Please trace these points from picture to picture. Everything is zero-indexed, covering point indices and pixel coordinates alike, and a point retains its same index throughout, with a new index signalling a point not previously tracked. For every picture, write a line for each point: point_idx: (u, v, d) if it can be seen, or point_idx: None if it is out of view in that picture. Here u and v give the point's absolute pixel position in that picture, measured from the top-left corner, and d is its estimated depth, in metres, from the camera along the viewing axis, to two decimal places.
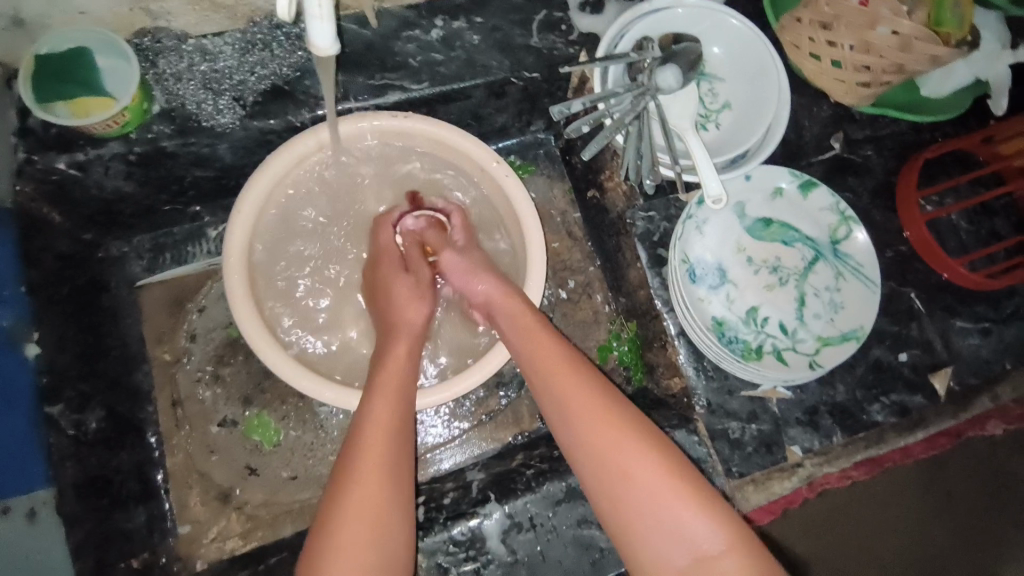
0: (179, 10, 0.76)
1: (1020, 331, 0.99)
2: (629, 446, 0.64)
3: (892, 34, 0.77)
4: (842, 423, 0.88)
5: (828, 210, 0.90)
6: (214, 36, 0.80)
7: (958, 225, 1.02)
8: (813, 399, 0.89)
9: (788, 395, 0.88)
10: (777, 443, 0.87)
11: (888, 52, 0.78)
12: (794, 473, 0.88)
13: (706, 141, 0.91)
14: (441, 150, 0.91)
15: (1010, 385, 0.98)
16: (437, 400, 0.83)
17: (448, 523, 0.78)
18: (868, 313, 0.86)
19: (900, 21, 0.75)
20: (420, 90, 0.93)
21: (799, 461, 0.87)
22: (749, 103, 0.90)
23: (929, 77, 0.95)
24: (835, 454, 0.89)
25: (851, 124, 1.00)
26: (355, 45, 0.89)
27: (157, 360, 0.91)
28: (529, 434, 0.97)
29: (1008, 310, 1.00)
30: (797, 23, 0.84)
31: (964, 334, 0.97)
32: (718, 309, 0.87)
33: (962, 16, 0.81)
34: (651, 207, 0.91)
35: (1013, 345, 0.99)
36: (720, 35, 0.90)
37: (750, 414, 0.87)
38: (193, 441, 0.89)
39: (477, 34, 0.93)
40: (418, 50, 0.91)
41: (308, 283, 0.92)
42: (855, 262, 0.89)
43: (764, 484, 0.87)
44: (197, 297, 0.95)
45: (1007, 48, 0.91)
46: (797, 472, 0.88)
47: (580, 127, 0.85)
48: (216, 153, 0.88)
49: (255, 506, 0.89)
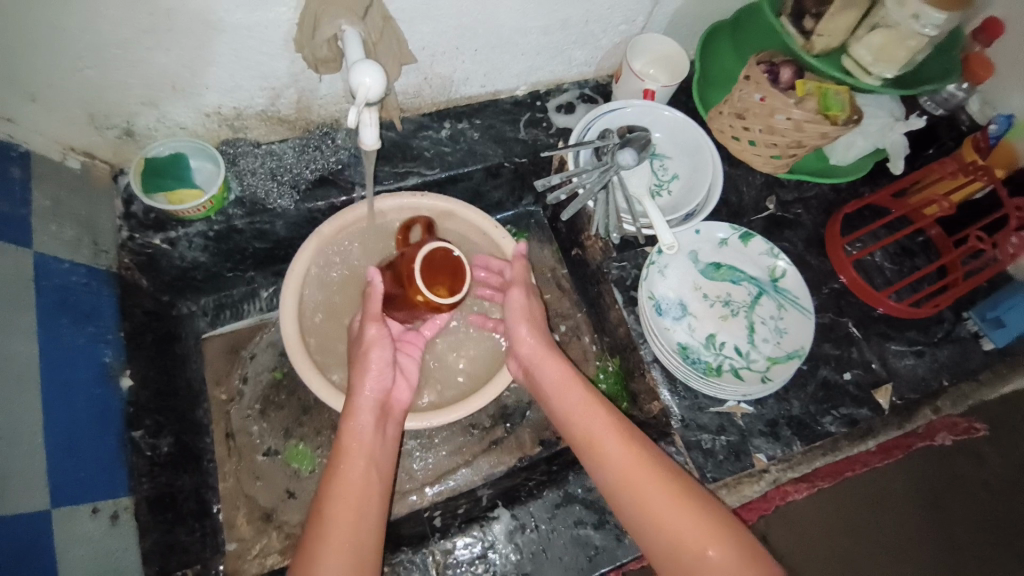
0: (255, 125, 1.04)
1: (952, 352, 1.16)
2: (674, 502, 0.78)
3: (787, 120, 1.04)
4: (799, 433, 1.02)
5: (766, 256, 1.11)
6: (279, 143, 1.07)
7: (883, 265, 1.23)
8: (773, 413, 1.04)
9: (750, 410, 1.03)
10: (744, 452, 1.00)
11: (788, 133, 1.06)
12: (761, 478, 1.01)
13: (661, 203, 1.15)
14: (451, 220, 1.14)
15: (948, 399, 1.13)
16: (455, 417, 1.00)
17: (462, 528, 0.91)
18: (807, 335, 1.04)
19: (791, 111, 1.02)
20: (433, 174, 1.18)
21: (765, 467, 1.01)
22: (692, 173, 1.15)
23: (835, 148, 1.21)
24: (795, 460, 1.03)
25: (780, 189, 1.25)
26: (383, 143, 1.16)
27: (215, 399, 1.09)
28: (530, 457, 1.09)
29: (938, 335, 1.17)
30: (720, 115, 1.16)
31: (900, 356, 1.13)
32: (684, 337, 1.05)
33: (844, 102, 1.04)
34: (623, 258, 1.12)
35: (947, 364, 1.15)
36: (660, 124, 1.17)
37: (719, 427, 1.01)
38: (242, 468, 1.05)
39: (477, 132, 1.21)
40: (431, 145, 1.18)
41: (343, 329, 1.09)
42: (793, 295, 1.08)
43: (735, 488, 1.01)
44: (251, 344, 1.14)
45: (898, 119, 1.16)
46: (764, 476, 1.01)
47: (559, 195, 1.07)
48: (274, 229, 1.10)
49: (293, 525, 1.02)
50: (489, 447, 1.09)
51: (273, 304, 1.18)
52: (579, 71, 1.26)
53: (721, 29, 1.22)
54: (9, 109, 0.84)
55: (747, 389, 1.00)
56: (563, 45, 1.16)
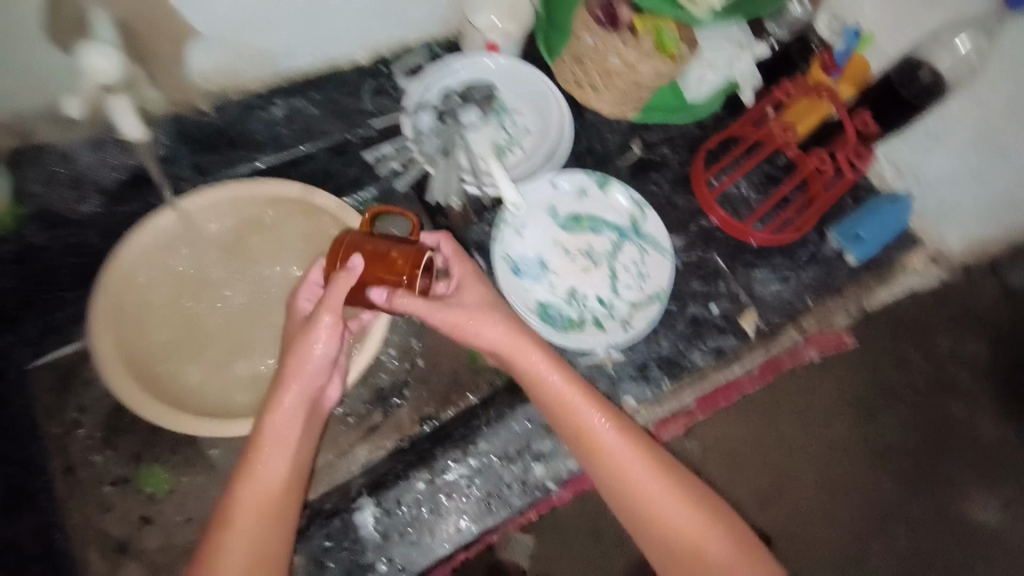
0: (35, 125, 0.90)
1: (817, 272, 1.18)
2: (675, 499, 0.77)
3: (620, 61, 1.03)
4: (668, 373, 1.05)
5: (626, 201, 1.08)
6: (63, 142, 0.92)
7: (748, 195, 1.22)
8: (644, 357, 1.04)
9: (619, 358, 1.03)
10: (615, 398, 1.01)
11: (619, 74, 1.06)
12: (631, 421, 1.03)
13: (513, 160, 1.11)
14: (297, 207, 1.05)
15: (812, 317, 1.16)
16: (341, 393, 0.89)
17: (328, 517, 0.94)
18: (665, 277, 1.04)
19: (620, 50, 1.02)
20: (268, 160, 1.11)
21: (635, 410, 1.03)
22: (541, 126, 1.12)
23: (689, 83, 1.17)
24: (665, 399, 1.05)
25: (645, 132, 1.23)
26: (204, 130, 1.05)
27: (51, 434, 1.00)
28: (411, 439, 1.01)
29: (803, 257, 1.19)
30: (564, 64, 1.13)
31: (766, 282, 1.15)
32: (545, 297, 1.03)
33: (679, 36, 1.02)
34: (484, 221, 1.10)
35: (811, 284, 1.17)
36: (503, 75, 1.13)
37: (590, 378, 1.01)
38: (88, 502, 0.98)
39: (315, 107, 1.13)
40: (265, 127, 1.09)
41: (180, 333, 1.04)
42: (653, 238, 1.07)
43: None
44: (87, 369, 1.05)
45: (743, 50, 1.13)
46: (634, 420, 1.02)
47: (389, 163, 1.15)
48: (88, 240, 1.01)
49: (152, 552, 0.96)
50: (367, 434, 1.01)
51: None
52: (421, 29, 1.17)
53: None
54: None
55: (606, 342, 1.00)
56: (394, 4, 1.08)
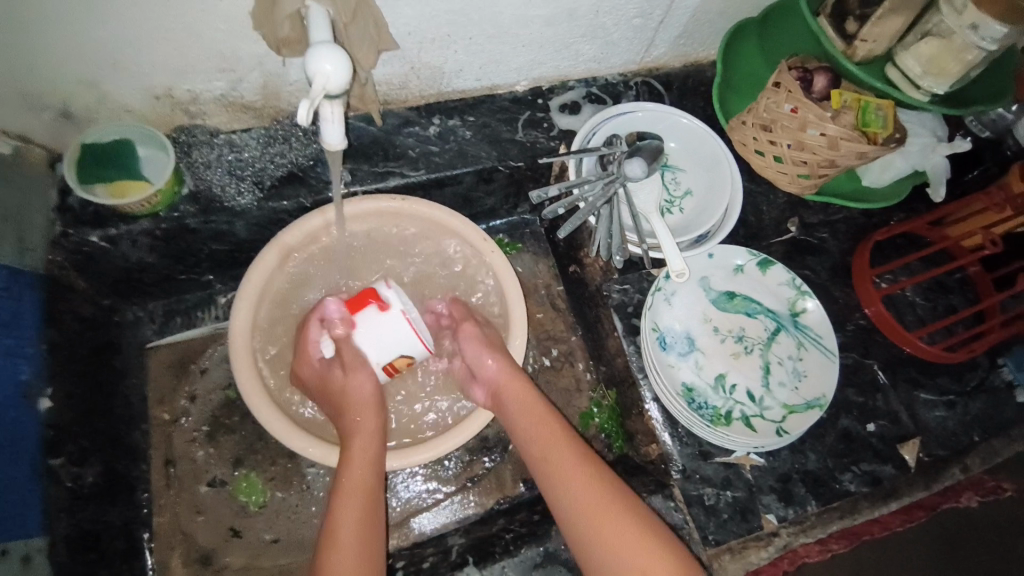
0: (600, 228, 0.86)
1: (990, 403, 0.92)
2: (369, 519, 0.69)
3: (822, 135, 0.77)
4: (815, 491, 0.81)
5: (795, 398, 0.81)
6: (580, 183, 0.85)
7: (887, 390, 0.90)
8: (786, 466, 0.82)
9: (761, 461, 0.81)
10: (753, 509, 0.79)
11: (821, 150, 0.78)
12: (770, 543, 0.79)
13: (725, 277, 0.87)
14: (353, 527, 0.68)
15: (978, 456, 0.90)
16: (752, 426, 0.80)
17: (518, 546, 0.74)
18: (830, 382, 0.81)
19: (827, 123, 0.75)
20: (744, 279, 0.87)
21: (776, 530, 0.79)
22: (786, 348, 0.84)
23: (767, 262, 0.88)
24: (811, 523, 0.81)
25: (905, 549, 0.89)
26: (737, 235, 0.97)
27: (157, 420, 0.88)
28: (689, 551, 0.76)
29: (971, 383, 0.93)
30: (743, 125, 0.87)
31: (929, 405, 0.90)
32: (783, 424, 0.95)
33: (886, 117, 0.82)
34: (776, 319, 0.86)
35: (982, 418, 0.91)
36: (750, 280, 0.87)
37: (737, 494, 0.80)
38: (213, 387, 0.91)
39: (823, 272, 0.97)
40: (817, 258, 0.98)
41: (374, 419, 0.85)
42: (815, 333, 0.85)
43: (741, 554, 0.78)
44: (338, 263, 0.89)
45: (942, 141, 0.91)
46: (775, 541, 0.79)
47: (730, 399, 0.82)
48: (458, 178, 0.95)
49: (233, 475, 0.87)
50: (465, 486, 0.90)
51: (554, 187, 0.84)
52: (704, 317, 0.86)
53: (792, 331, 0.85)
54: (394, 157, 0.91)
55: (755, 324, 0.86)
56: (736, 323, 0.86)
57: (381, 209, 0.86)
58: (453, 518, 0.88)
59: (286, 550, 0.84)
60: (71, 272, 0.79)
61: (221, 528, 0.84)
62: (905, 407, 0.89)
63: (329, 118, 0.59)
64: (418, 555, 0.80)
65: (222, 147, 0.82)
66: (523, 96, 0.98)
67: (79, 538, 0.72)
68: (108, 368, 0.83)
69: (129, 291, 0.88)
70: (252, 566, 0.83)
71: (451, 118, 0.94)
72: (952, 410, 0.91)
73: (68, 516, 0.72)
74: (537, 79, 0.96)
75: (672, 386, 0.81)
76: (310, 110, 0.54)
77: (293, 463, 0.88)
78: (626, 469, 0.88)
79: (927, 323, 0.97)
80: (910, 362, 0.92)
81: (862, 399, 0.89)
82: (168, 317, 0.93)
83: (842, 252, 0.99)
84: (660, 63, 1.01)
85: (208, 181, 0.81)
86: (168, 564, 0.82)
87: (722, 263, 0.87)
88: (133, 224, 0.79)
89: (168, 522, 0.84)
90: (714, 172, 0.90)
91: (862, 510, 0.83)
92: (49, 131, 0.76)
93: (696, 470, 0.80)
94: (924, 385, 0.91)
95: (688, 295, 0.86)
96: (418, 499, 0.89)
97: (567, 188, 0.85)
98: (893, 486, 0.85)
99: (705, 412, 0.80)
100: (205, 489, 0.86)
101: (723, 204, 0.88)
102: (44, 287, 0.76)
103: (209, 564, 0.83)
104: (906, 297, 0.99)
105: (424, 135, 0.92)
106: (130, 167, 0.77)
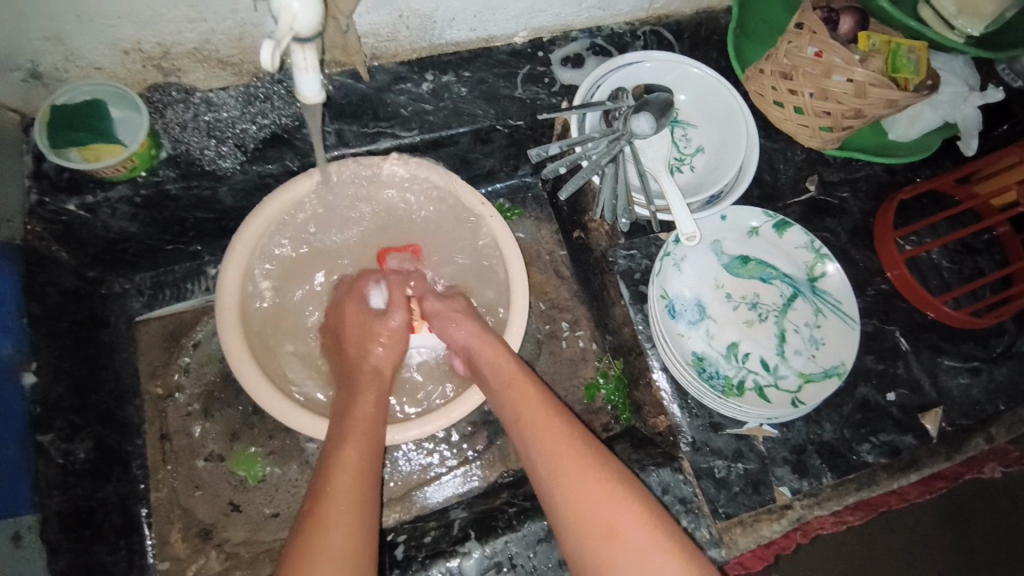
0: (605, 190, 0.81)
1: (1018, 369, 0.87)
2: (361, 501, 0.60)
3: (849, 81, 0.71)
4: (832, 462, 0.78)
5: (813, 367, 0.77)
6: (585, 141, 0.79)
7: (909, 358, 0.85)
8: (801, 437, 0.78)
9: (773, 432, 0.78)
10: (765, 482, 0.76)
11: (846, 98, 0.72)
12: (783, 516, 0.76)
13: (738, 240, 0.82)
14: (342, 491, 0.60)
15: (1005, 425, 0.85)
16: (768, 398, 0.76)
17: (521, 519, 0.72)
18: (850, 348, 0.77)
19: (856, 68, 0.69)
20: (760, 242, 0.82)
21: (789, 503, 0.76)
22: (803, 314, 0.80)
23: (785, 224, 0.82)
24: (826, 496, 0.78)
25: (922, 520, 0.86)
26: (751, 196, 0.91)
27: (149, 394, 0.86)
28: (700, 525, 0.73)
29: (999, 348, 0.87)
30: (760, 74, 0.80)
31: (953, 372, 0.85)
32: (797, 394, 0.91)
33: (919, 61, 0.75)
34: (792, 283, 0.81)
35: (1009, 385, 0.86)
36: (765, 244, 0.82)
37: (749, 467, 0.76)
38: (206, 361, 0.88)
39: (843, 234, 0.91)
40: (836, 219, 0.92)
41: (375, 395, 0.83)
42: (835, 297, 0.80)
43: (753, 527, 0.75)
44: (328, 230, 0.84)
45: (976, 90, 0.84)
46: (789, 514, 0.76)
47: (743, 369, 0.77)
48: (454, 138, 0.89)
49: (229, 450, 0.85)
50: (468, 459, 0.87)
51: (555, 147, 0.78)
52: (715, 283, 0.81)
53: (811, 296, 0.80)
54: (384, 117, 0.85)
55: (771, 290, 0.81)
56: (750, 288, 0.81)
57: (371, 171, 0.81)
58: (456, 491, 0.86)
59: (286, 524, 0.83)
60: (52, 242, 0.76)
61: (220, 503, 0.83)
62: (928, 374, 0.85)
63: (302, 66, 0.54)
64: (418, 529, 0.78)
65: (199, 106, 0.77)
66: (521, 49, 0.91)
67: (73, 514, 0.71)
68: (95, 343, 0.80)
69: (115, 263, 0.85)
70: (251, 540, 0.82)
71: (446, 74, 0.87)
72: (977, 377, 0.86)
73: (61, 493, 0.70)
74: (537, 30, 0.89)
75: (682, 356, 0.77)
76: (276, 51, 0.49)
77: (290, 437, 0.86)
78: (633, 441, 0.85)
79: (953, 288, 0.91)
80: (933, 327, 0.87)
81: (882, 367, 0.84)
82: (157, 289, 0.90)
83: (863, 213, 0.92)
84: (670, 11, 0.93)
85: (187, 143, 0.77)
86: (166, 539, 0.81)
87: (736, 225, 0.82)
88: (111, 190, 0.75)
89: (166, 497, 0.83)
90: (728, 126, 0.83)
91: (881, 481, 0.80)
92: (18, 93, 0.71)
93: (706, 442, 0.77)
94: (949, 351, 0.86)
95: (699, 261, 0.81)
96: (420, 473, 0.87)
97: (568, 145, 0.79)
98: (914, 457, 0.81)
99: (717, 384, 0.76)
100: (202, 464, 0.84)
101: (737, 161, 0.81)
102: (21, 257, 0.73)
103: (209, 538, 0.82)
104: (931, 260, 0.93)
105: (417, 92, 0.86)
106: (103, 130, 0.72)
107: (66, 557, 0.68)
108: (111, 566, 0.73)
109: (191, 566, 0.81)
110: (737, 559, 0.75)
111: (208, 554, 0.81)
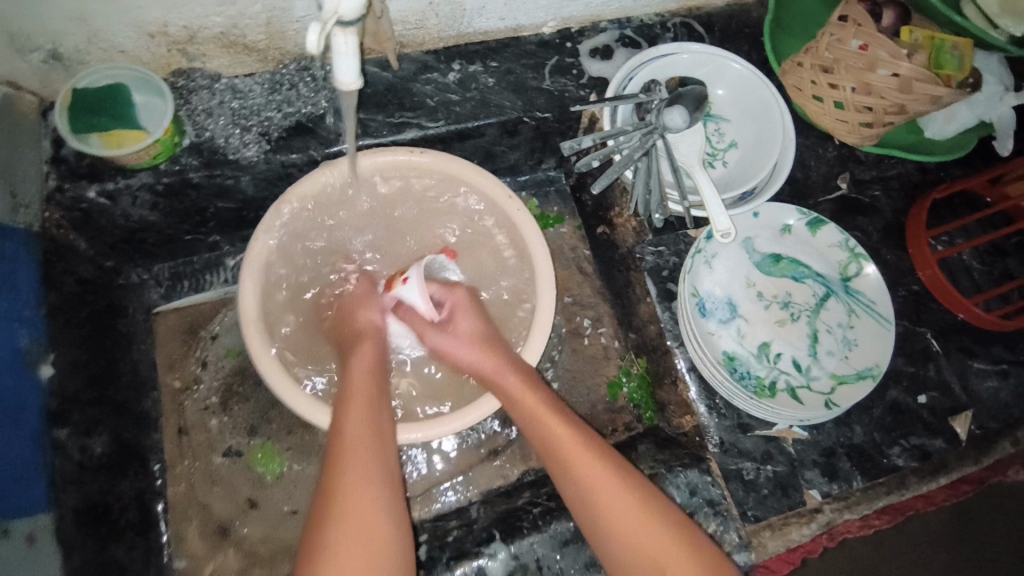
0: (638, 185, 0.79)
1: None
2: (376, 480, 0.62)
3: (893, 76, 0.69)
4: (861, 466, 0.77)
5: (845, 368, 0.76)
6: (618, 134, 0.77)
7: (938, 360, 0.84)
8: (830, 439, 0.77)
9: (803, 434, 0.77)
10: (794, 485, 0.75)
11: (889, 94, 0.70)
12: (812, 519, 0.75)
13: (770, 236, 0.81)
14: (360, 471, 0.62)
15: None
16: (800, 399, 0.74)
17: (547, 519, 0.71)
18: (884, 350, 0.75)
19: (902, 61, 0.68)
20: (794, 241, 0.80)
21: (818, 506, 0.75)
22: (835, 315, 0.78)
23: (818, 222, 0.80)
24: (855, 500, 0.77)
25: (946, 524, 0.85)
26: (781, 194, 0.89)
27: (168, 387, 0.85)
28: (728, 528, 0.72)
29: None
30: (798, 67, 0.78)
31: (983, 375, 0.84)
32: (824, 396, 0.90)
33: (962, 59, 0.73)
34: (825, 283, 0.79)
35: None
36: (797, 242, 0.80)
37: (777, 470, 0.75)
38: (225, 353, 0.87)
39: (873, 234, 0.90)
40: (867, 218, 0.90)
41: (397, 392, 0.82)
42: (868, 298, 0.79)
43: (781, 530, 0.74)
44: (351, 222, 0.83)
45: (1012, 89, 0.82)
46: (818, 518, 0.75)
47: (773, 369, 0.76)
48: (479, 130, 0.87)
49: (248, 444, 0.84)
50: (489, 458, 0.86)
51: (587, 140, 0.76)
52: (746, 280, 0.80)
53: (843, 297, 0.79)
54: (409, 108, 0.83)
55: (802, 289, 0.79)
56: (779, 287, 0.80)
57: (396, 163, 0.79)
58: (476, 489, 0.85)
59: (306, 520, 0.82)
60: (70, 230, 0.74)
61: (239, 498, 0.82)
62: (958, 378, 0.83)
63: (343, 51, 0.52)
64: (441, 527, 0.77)
65: (224, 93, 0.75)
66: (549, 40, 0.89)
67: (91, 508, 0.69)
68: (115, 334, 0.79)
69: (134, 251, 0.83)
70: (270, 536, 0.81)
71: (473, 63, 0.85)
72: (1006, 380, 0.85)
73: (79, 487, 0.69)
74: (566, 19, 0.87)
75: (713, 355, 0.76)
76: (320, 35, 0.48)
77: (310, 432, 0.85)
78: (658, 441, 0.84)
79: (982, 290, 0.90)
80: (963, 330, 0.86)
81: (912, 370, 0.83)
82: (175, 280, 0.88)
83: (894, 212, 0.91)
84: (701, 2, 0.91)
85: (209, 131, 0.75)
86: (185, 534, 0.80)
87: (769, 223, 0.80)
88: (131, 177, 0.73)
89: (184, 491, 0.81)
90: (763, 121, 0.82)
91: (910, 486, 0.78)
92: (38, 76, 0.69)
93: (734, 444, 0.76)
94: (978, 354, 0.85)
95: (732, 260, 0.80)
96: (440, 470, 0.86)
97: (600, 139, 0.77)
98: (943, 462, 0.80)
99: (749, 384, 0.75)
100: (220, 459, 0.83)
101: (772, 158, 0.79)
102: (42, 244, 0.71)
103: (227, 534, 0.81)
104: (960, 261, 0.91)
105: (443, 82, 0.84)
106: (126, 116, 0.70)
107: (84, 553, 0.67)
108: (128, 562, 0.72)
109: (209, 562, 0.80)
110: (763, 563, 0.75)
111: (227, 550, 0.80)
